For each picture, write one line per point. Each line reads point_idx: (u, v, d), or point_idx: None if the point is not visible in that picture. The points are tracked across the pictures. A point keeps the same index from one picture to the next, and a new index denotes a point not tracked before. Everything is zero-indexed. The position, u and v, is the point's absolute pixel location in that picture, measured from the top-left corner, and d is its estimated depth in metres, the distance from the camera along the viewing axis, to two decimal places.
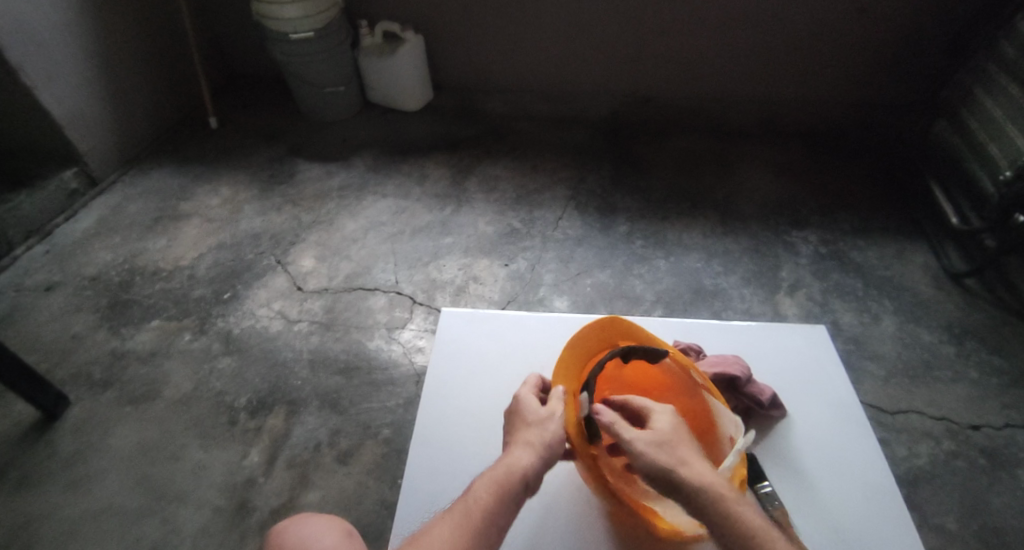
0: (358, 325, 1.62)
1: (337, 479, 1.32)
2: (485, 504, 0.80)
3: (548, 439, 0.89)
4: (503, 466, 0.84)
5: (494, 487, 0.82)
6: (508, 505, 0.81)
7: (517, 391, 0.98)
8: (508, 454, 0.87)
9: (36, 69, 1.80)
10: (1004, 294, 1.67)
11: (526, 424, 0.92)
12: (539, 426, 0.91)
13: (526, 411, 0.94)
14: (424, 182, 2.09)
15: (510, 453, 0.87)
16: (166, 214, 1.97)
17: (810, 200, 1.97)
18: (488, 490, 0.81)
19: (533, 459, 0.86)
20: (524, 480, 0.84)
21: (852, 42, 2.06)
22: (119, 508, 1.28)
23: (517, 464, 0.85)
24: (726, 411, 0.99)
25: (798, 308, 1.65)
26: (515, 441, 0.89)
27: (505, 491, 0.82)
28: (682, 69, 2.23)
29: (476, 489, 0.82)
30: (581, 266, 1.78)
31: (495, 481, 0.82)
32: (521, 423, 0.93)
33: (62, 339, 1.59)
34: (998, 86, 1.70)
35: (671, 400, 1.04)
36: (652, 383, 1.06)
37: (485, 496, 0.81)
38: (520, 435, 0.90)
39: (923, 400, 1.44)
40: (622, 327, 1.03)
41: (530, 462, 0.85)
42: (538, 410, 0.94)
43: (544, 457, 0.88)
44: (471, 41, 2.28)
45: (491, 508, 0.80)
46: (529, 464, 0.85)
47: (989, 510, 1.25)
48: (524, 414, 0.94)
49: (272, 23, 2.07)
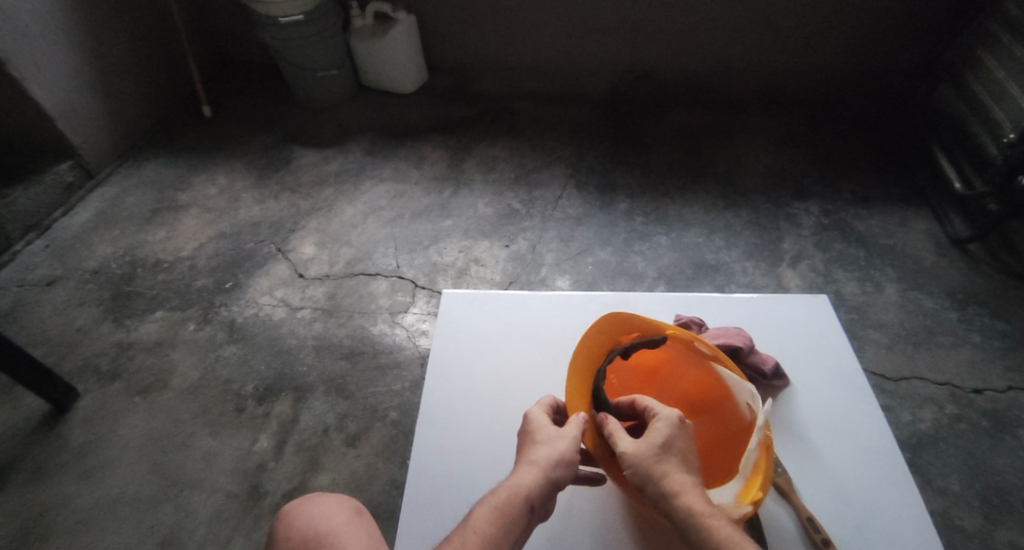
0: (360, 310, 1.62)
1: (346, 461, 1.33)
2: (484, 533, 0.81)
3: (555, 458, 0.87)
4: (504, 491, 0.85)
5: (495, 510, 0.83)
6: (511, 531, 0.82)
7: (528, 410, 0.96)
8: (514, 475, 0.87)
9: (24, 61, 1.77)
10: (1008, 258, 1.66)
11: (535, 443, 0.90)
12: (548, 444, 0.89)
13: (535, 429, 0.92)
14: (421, 165, 2.07)
15: (515, 473, 0.87)
16: (164, 205, 1.97)
17: (811, 170, 1.96)
18: (488, 518, 0.82)
19: (537, 479, 0.85)
20: (527, 503, 0.84)
21: (851, 7, 2.02)
22: (133, 496, 1.30)
23: (520, 487, 0.84)
24: (739, 380, 0.97)
25: (800, 280, 1.64)
26: (523, 461, 0.88)
27: (506, 517, 0.83)
28: (679, 41, 2.19)
29: (477, 515, 0.83)
30: (581, 244, 1.77)
31: (496, 506, 0.83)
32: (530, 441, 0.91)
33: (68, 333, 1.60)
34: (1001, 45, 1.68)
35: (682, 372, 1.05)
36: (660, 365, 1.07)
37: (487, 523, 0.82)
38: (528, 453, 0.89)
39: (926, 367, 1.44)
40: (622, 320, 0.99)
41: (533, 484, 0.85)
42: (547, 428, 0.92)
43: (550, 477, 0.86)
44: (464, 19, 2.25)
45: (492, 536, 0.81)
46: (532, 486, 0.85)
47: (992, 471, 1.27)
48: (533, 432, 0.92)
49: (261, 7, 2.03)
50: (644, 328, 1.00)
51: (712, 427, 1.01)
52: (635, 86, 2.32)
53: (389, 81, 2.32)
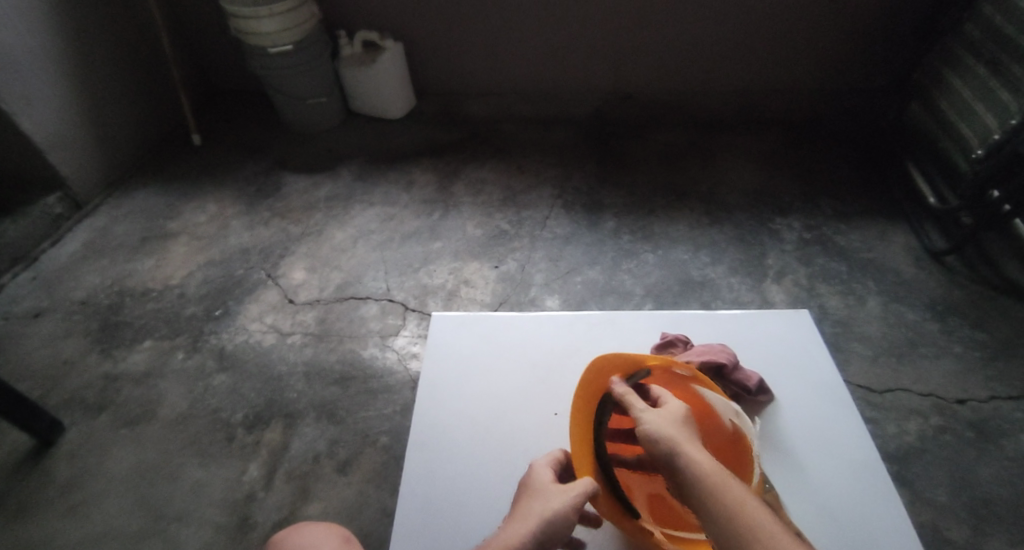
0: (351, 335, 1.63)
1: (338, 488, 1.32)
2: None
3: (549, 513, 0.85)
4: (493, 544, 0.83)
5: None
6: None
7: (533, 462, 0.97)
8: (504, 530, 0.85)
9: (13, 95, 1.79)
10: (985, 270, 1.69)
11: (531, 496, 0.90)
12: (541, 497, 0.88)
13: (532, 483, 0.92)
14: (410, 189, 2.09)
15: (507, 528, 0.85)
16: (153, 234, 1.97)
17: (793, 187, 2.00)
18: None
19: (528, 533, 0.83)
20: None
21: (826, 29, 2.08)
22: (120, 531, 1.29)
23: (509, 541, 0.82)
24: (716, 396, 1.02)
25: (785, 294, 1.66)
26: (520, 515, 0.86)
27: None
28: (661, 64, 2.24)
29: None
30: (569, 263, 1.79)
31: None
32: (526, 496, 0.90)
33: (54, 365, 1.59)
34: (965, 65, 1.74)
35: None
36: None
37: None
38: (523, 509, 0.88)
39: (910, 379, 1.46)
40: (613, 363, 1.02)
41: (524, 536, 0.82)
42: (543, 480, 0.92)
43: (543, 529, 0.84)
44: (449, 46, 2.29)
45: None
46: (522, 540, 0.82)
47: (979, 481, 1.28)
48: (530, 487, 0.92)
49: (250, 38, 2.07)
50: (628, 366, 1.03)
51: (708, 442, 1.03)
52: (619, 108, 2.36)
53: (377, 107, 2.35)
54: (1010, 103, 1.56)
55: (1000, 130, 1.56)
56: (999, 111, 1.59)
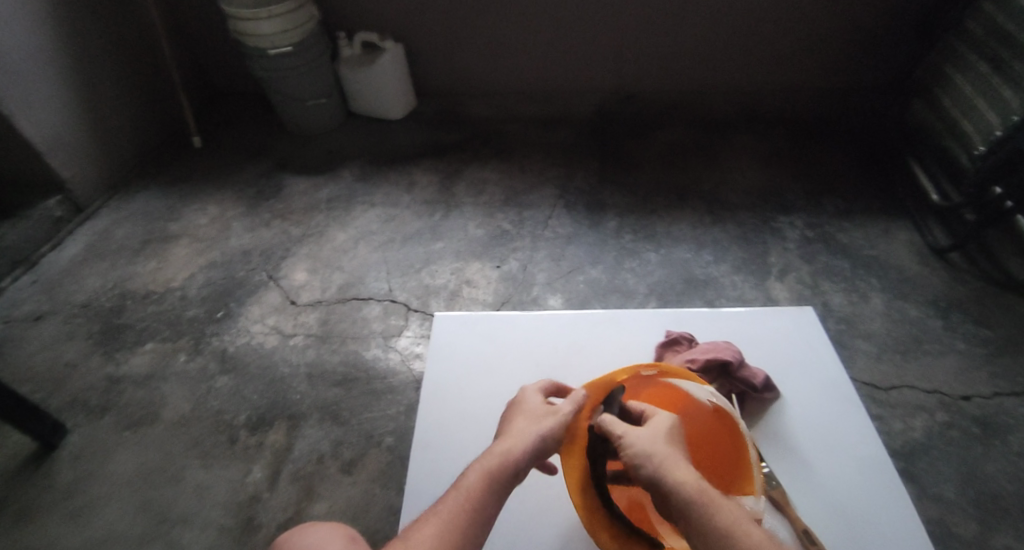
0: (354, 335, 1.63)
1: (343, 489, 1.32)
2: (472, 492, 0.81)
3: (542, 428, 0.89)
4: (496, 456, 0.85)
5: (483, 475, 0.83)
6: (500, 493, 0.83)
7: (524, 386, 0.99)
8: (501, 442, 0.87)
9: (14, 98, 1.79)
10: (987, 266, 1.69)
11: (528, 414, 0.92)
12: (537, 417, 0.91)
13: (529, 405, 0.95)
14: (412, 190, 2.09)
15: (504, 439, 0.87)
16: (154, 236, 1.97)
17: (795, 185, 1.99)
18: (477, 478, 0.83)
19: (526, 450, 0.86)
20: (514, 471, 0.84)
21: (827, 27, 2.08)
22: (124, 533, 1.28)
23: (508, 453, 0.85)
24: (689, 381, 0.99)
25: (788, 292, 1.66)
26: (514, 431, 0.89)
27: (494, 478, 0.83)
28: (661, 63, 2.24)
29: (468, 477, 0.84)
30: (572, 263, 1.79)
31: (485, 470, 0.83)
32: (522, 414, 0.93)
33: (57, 368, 1.59)
34: (967, 62, 1.74)
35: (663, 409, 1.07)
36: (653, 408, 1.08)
37: (476, 485, 0.82)
38: (516, 424, 0.91)
39: (914, 376, 1.45)
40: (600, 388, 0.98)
41: (524, 453, 0.86)
42: (539, 406, 0.94)
43: (537, 447, 0.87)
44: (449, 46, 2.28)
45: (479, 496, 0.82)
46: (520, 455, 0.85)
47: (985, 478, 1.27)
48: (526, 409, 0.94)
49: (250, 40, 2.07)
50: (605, 384, 0.99)
51: (693, 427, 1.07)
52: (619, 107, 2.36)
53: (378, 108, 2.35)
54: (1012, 100, 1.56)
55: (1003, 127, 1.56)
56: (1001, 107, 1.59)
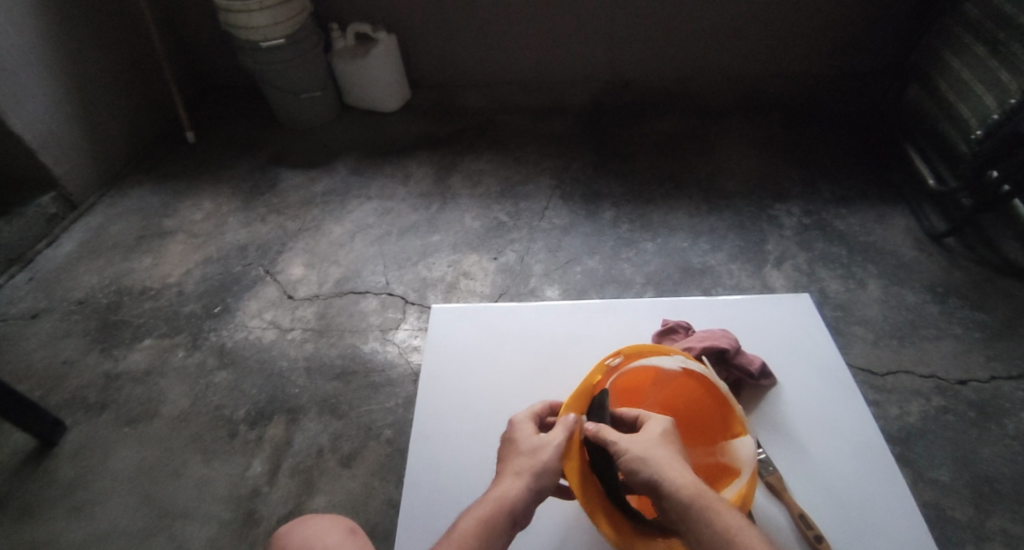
0: (351, 329, 1.62)
1: (342, 482, 1.32)
2: (472, 537, 0.81)
3: (536, 466, 0.87)
4: (490, 500, 0.84)
5: (479, 521, 0.82)
6: (500, 536, 0.82)
7: (514, 417, 0.96)
8: (498, 485, 0.86)
9: (4, 95, 1.77)
10: (985, 250, 1.69)
11: (518, 451, 0.90)
12: (531, 454, 0.88)
13: (518, 438, 0.92)
14: (408, 182, 2.08)
15: (499, 483, 0.86)
16: (149, 232, 1.96)
17: (791, 172, 1.99)
18: (473, 525, 0.82)
19: (522, 490, 0.85)
20: (512, 513, 0.83)
21: (823, 12, 2.07)
22: (124, 529, 1.29)
23: (504, 497, 0.84)
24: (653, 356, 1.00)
25: (786, 280, 1.66)
26: (505, 471, 0.88)
27: (491, 524, 0.82)
28: (656, 49, 2.22)
29: (464, 522, 0.83)
30: (569, 254, 1.78)
31: (481, 516, 0.83)
32: (514, 451, 0.90)
33: (54, 366, 1.58)
34: (964, 45, 1.73)
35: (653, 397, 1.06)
36: (633, 392, 1.06)
37: (472, 533, 0.81)
38: (511, 463, 0.88)
39: (911, 360, 1.46)
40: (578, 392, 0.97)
41: (520, 494, 0.84)
42: (530, 437, 0.91)
43: (533, 486, 0.85)
44: (444, 37, 2.27)
45: (479, 542, 0.81)
46: (517, 496, 0.84)
47: (980, 460, 1.28)
48: (517, 441, 0.92)
49: (240, 32, 2.06)
50: (584, 392, 0.97)
51: (669, 393, 1.06)
52: (615, 96, 2.35)
53: (372, 100, 2.34)
54: (1010, 83, 1.55)
55: (999, 109, 1.56)
56: (998, 90, 1.59)
